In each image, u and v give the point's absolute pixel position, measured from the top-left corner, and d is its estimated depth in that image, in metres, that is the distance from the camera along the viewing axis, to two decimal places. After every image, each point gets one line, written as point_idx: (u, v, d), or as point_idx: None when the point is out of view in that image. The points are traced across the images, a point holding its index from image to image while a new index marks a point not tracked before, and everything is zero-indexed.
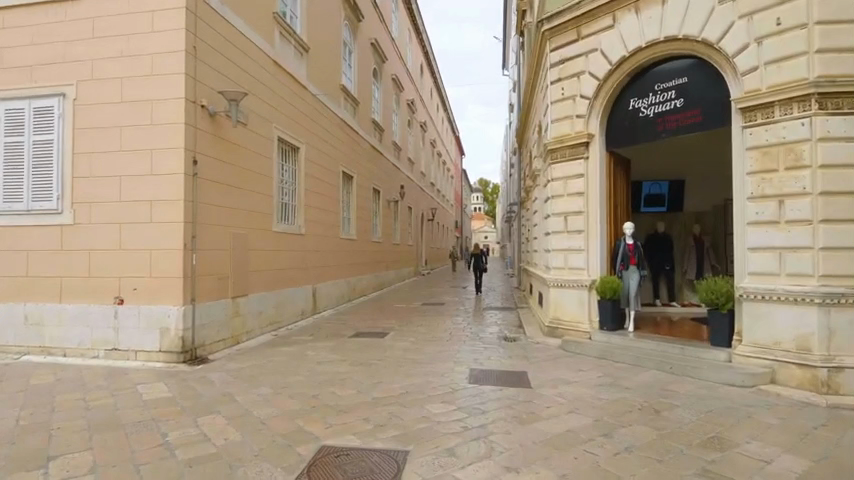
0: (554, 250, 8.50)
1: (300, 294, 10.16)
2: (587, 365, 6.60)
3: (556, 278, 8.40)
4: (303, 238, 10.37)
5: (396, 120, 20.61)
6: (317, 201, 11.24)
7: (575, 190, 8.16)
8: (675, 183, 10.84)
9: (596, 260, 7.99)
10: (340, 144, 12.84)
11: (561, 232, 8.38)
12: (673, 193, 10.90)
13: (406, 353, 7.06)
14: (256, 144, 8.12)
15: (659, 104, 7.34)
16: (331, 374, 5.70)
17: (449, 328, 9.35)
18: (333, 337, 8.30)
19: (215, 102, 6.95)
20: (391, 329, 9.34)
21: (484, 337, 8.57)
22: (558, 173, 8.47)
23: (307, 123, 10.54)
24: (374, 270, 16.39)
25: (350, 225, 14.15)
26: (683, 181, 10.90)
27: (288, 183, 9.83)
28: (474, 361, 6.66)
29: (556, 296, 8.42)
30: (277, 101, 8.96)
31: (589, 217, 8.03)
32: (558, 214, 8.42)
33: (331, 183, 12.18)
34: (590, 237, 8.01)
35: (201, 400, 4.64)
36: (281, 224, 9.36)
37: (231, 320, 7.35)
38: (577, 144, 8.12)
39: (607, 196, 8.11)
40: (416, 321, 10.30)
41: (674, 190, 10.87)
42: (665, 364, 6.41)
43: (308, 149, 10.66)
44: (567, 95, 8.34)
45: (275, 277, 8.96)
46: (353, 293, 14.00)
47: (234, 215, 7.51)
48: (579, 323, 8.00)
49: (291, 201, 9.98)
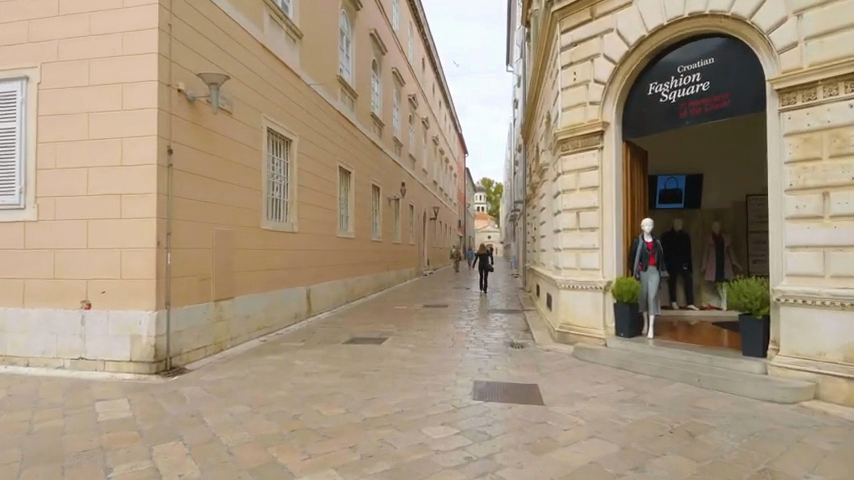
0: (565, 249, 7.84)
1: (292, 296, 9.54)
2: (604, 376, 5.96)
3: (567, 280, 7.75)
4: (296, 237, 9.75)
5: (397, 115, 19.97)
6: (312, 198, 10.62)
7: (588, 184, 7.50)
8: (693, 178, 10.26)
9: (611, 260, 7.31)
10: (337, 138, 12.21)
11: (572, 229, 7.72)
12: (691, 188, 10.28)
13: (404, 362, 6.43)
14: (242, 134, 7.49)
15: (682, 88, 6.72)
16: (318, 388, 5.07)
17: (451, 333, 8.70)
18: (326, 343, 7.68)
19: (195, 86, 6.33)
20: (389, 334, 8.71)
21: (489, 343, 7.93)
22: (568, 166, 7.80)
23: (301, 114, 9.92)
24: (373, 271, 15.77)
25: (348, 223, 13.52)
26: (701, 176, 10.29)
27: (279, 178, 9.20)
28: (479, 371, 6.03)
29: (567, 299, 7.76)
30: (267, 89, 8.35)
31: (603, 212, 7.36)
32: (570, 209, 7.76)
33: (327, 179, 11.54)
34: (605, 234, 7.34)
35: (164, 421, 4.01)
36: (270, 220, 8.71)
37: (213, 325, 6.74)
38: (590, 133, 7.46)
39: (624, 190, 7.43)
40: (416, 325, 9.66)
41: (692, 185, 10.27)
42: (693, 376, 5.75)
43: (302, 141, 10.03)
44: (580, 81, 7.70)
45: (264, 278, 8.34)
46: (351, 294, 13.38)
47: (215, 210, 6.88)
48: (593, 328, 7.34)
49: (282, 197, 9.36)
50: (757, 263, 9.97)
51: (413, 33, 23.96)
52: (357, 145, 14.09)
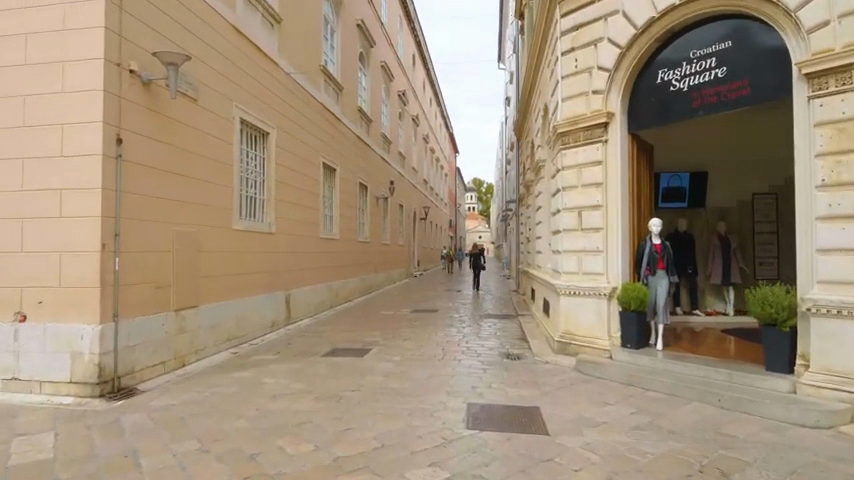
0: (565, 252, 7.18)
1: (268, 302, 8.81)
2: (612, 396, 5.30)
3: (567, 285, 7.09)
4: (273, 238, 9.04)
5: (385, 110, 19.29)
6: (292, 196, 9.90)
7: (590, 181, 6.85)
8: (696, 176, 9.67)
9: (617, 263, 6.66)
10: (320, 132, 11.51)
11: (574, 230, 7.05)
12: (696, 186, 9.68)
13: (387, 379, 5.74)
14: (206, 125, 6.79)
15: (695, 75, 6.09)
16: (286, 416, 4.37)
17: (441, 343, 8.04)
18: (302, 356, 6.97)
19: (150, 67, 5.65)
20: (373, 344, 8.02)
21: (481, 354, 7.28)
22: (569, 161, 7.14)
23: (279, 104, 9.21)
24: (359, 274, 15.05)
25: (332, 223, 12.81)
26: (705, 174, 9.68)
27: (253, 172, 8.47)
28: (472, 391, 5.36)
29: (567, 307, 7.10)
30: (238, 75, 7.66)
31: (608, 211, 6.71)
32: (570, 208, 7.10)
33: (309, 176, 10.83)
34: (609, 236, 6.69)
35: (91, 467, 3.30)
36: (243, 220, 8.01)
37: (171, 338, 6.03)
38: (593, 125, 6.80)
39: (630, 188, 6.79)
40: (403, 333, 8.99)
41: (697, 183, 9.67)
42: (712, 396, 5.10)
43: (280, 135, 9.32)
44: (582, 68, 7.05)
45: (234, 284, 7.64)
46: (335, 299, 12.67)
47: (175, 208, 6.15)
48: (596, 338, 6.69)
49: (258, 194, 8.65)
50: (763, 265, 9.40)
51: (403, 26, 23.24)
52: (342, 141, 13.37)
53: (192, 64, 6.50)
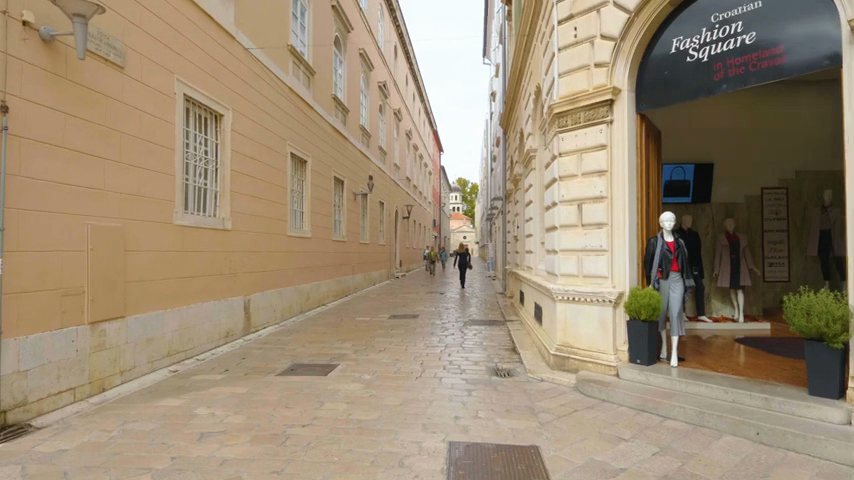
0: (562, 252, 6.20)
1: (220, 310, 7.87)
2: (624, 429, 4.33)
3: (564, 291, 6.09)
4: (226, 235, 8.13)
5: (364, 101, 18.27)
6: (248, 187, 8.88)
7: (593, 168, 5.86)
8: (701, 167, 8.57)
9: (623, 265, 5.68)
10: (285, 119, 10.49)
11: (573, 226, 6.06)
12: (700, 179, 8.60)
13: (351, 408, 4.73)
14: (131, 97, 5.99)
15: (717, 43, 5.15)
16: (208, 470, 3.34)
17: (420, 356, 7.05)
18: (252, 378, 5.89)
19: (53, 22, 4.85)
20: (341, 358, 7.00)
21: (465, 371, 6.30)
22: (567, 145, 6.15)
23: (232, 79, 8.34)
24: (334, 276, 14.00)
25: (302, 220, 11.78)
26: (711, 165, 8.59)
27: (199, 160, 7.54)
28: (453, 423, 4.34)
29: (565, 316, 6.09)
30: (174, 39, 6.80)
31: (613, 204, 5.73)
32: (569, 201, 6.12)
33: (271, 166, 9.80)
34: (614, 233, 5.71)
35: None
36: (190, 214, 7.23)
37: (86, 359, 5.23)
38: (596, 103, 5.81)
39: (638, 177, 5.82)
40: (377, 343, 7.99)
41: (702, 176, 8.58)
42: (749, 427, 4.11)
43: (235, 117, 8.48)
44: (582, 38, 6.06)
45: (175, 288, 6.81)
46: (306, 302, 11.62)
47: (101, 199, 5.51)
48: (597, 353, 5.70)
49: (209, 185, 7.81)
50: (772, 267, 8.50)
51: (384, 15, 22.21)
52: (313, 131, 12.33)
53: (107, 18, 5.63)
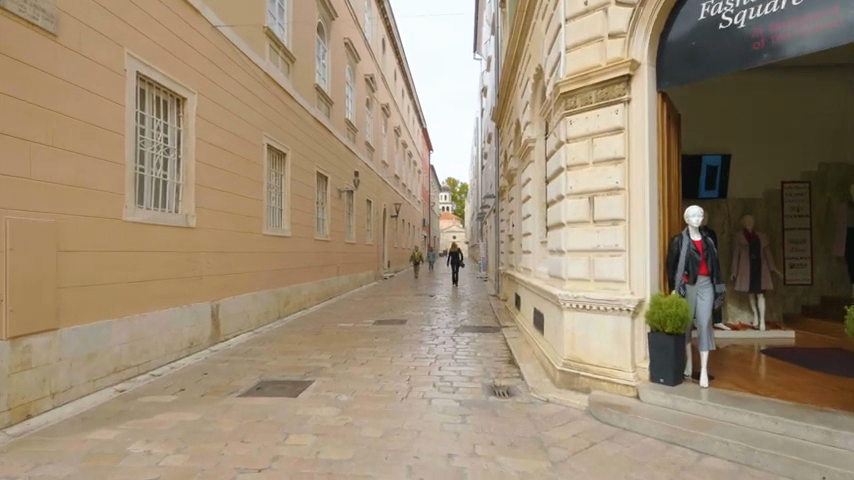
0: (570, 252, 5.39)
1: (182, 318, 6.96)
2: (657, 470, 3.52)
3: (572, 297, 5.27)
4: (189, 233, 7.20)
5: (350, 94, 17.39)
6: (217, 180, 7.98)
7: (606, 155, 5.05)
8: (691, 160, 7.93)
9: (643, 267, 4.86)
10: (259, 107, 9.59)
11: (583, 222, 5.25)
12: (708, 172, 7.91)
13: (322, 443, 3.88)
14: (66, 70, 5.09)
15: (757, 6, 4.34)
16: None
17: (406, 370, 6.21)
18: (209, 402, 4.99)
19: None
20: (316, 373, 6.14)
21: (458, 390, 5.47)
22: (575, 130, 5.33)
23: (195, 58, 7.41)
24: (317, 277, 13.09)
25: (280, 217, 10.89)
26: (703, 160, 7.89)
27: (157, 148, 6.64)
28: (445, 466, 3.50)
29: (573, 327, 5.28)
30: (121, 7, 5.89)
31: (631, 197, 4.93)
32: (578, 194, 5.30)
33: (242, 158, 8.90)
34: (632, 230, 4.91)
35: None
36: (144, 209, 6.31)
37: (4, 381, 4.33)
38: (611, 80, 5.01)
39: (659, 167, 5.02)
40: (359, 354, 7.13)
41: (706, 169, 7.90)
42: (813, 471, 3.33)
43: (201, 102, 7.59)
44: (593, 6, 5.25)
45: (125, 294, 5.90)
46: (284, 307, 10.74)
47: (21, 190, 4.58)
48: (613, 370, 4.89)
49: (168, 177, 6.87)
50: (794, 269, 7.75)
51: (371, 6, 21.35)
52: (293, 122, 11.43)
53: None
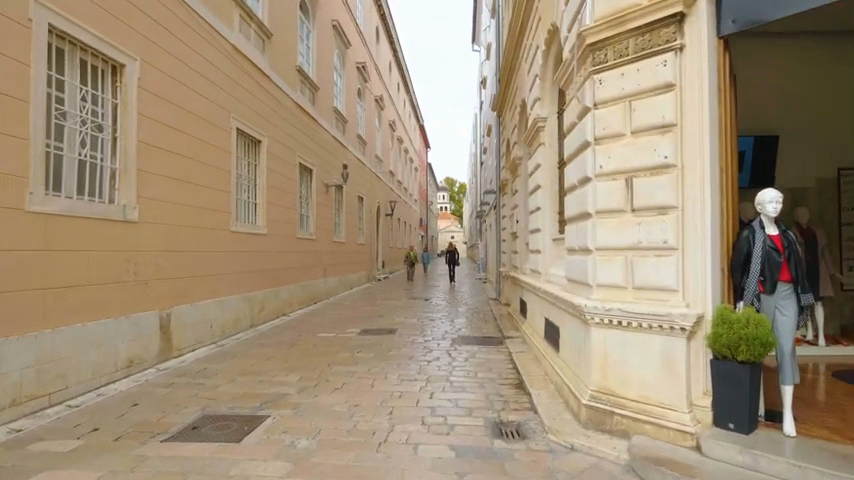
0: (599, 250, 4.14)
1: (117, 332, 5.67)
2: None
3: (603, 311, 4.00)
4: (129, 229, 5.93)
5: (339, 82, 16.13)
6: (167, 166, 6.68)
7: (652, 122, 3.80)
8: None
9: (703, 271, 3.60)
10: (225, 84, 8.31)
11: (619, 211, 4.00)
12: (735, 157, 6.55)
13: None
14: None
15: None
16: None
17: (390, 400, 4.94)
18: (118, 451, 3.71)
19: None
20: (276, 403, 4.87)
21: (456, 429, 4.21)
22: (607, 91, 4.07)
23: (137, 16, 6.12)
24: (298, 279, 11.79)
25: (253, 213, 9.62)
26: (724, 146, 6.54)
27: (82, 124, 5.35)
28: None
29: (605, 349, 4.02)
30: None
31: (686, 176, 3.68)
32: (612, 175, 4.05)
33: (203, 142, 7.61)
34: (687, 221, 3.67)
35: None
36: (62, 198, 5.03)
37: None
38: (658, 23, 3.77)
39: (723, 136, 3.76)
40: (334, 376, 5.85)
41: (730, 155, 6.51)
42: None
43: (147, 71, 6.30)
44: None
45: (30, 304, 4.63)
46: (259, 314, 9.48)
47: None
48: (661, 410, 3.66)
49: (99, 159, 5.58)
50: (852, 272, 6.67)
51: None
52: (270, 106, 10.16)
53: None
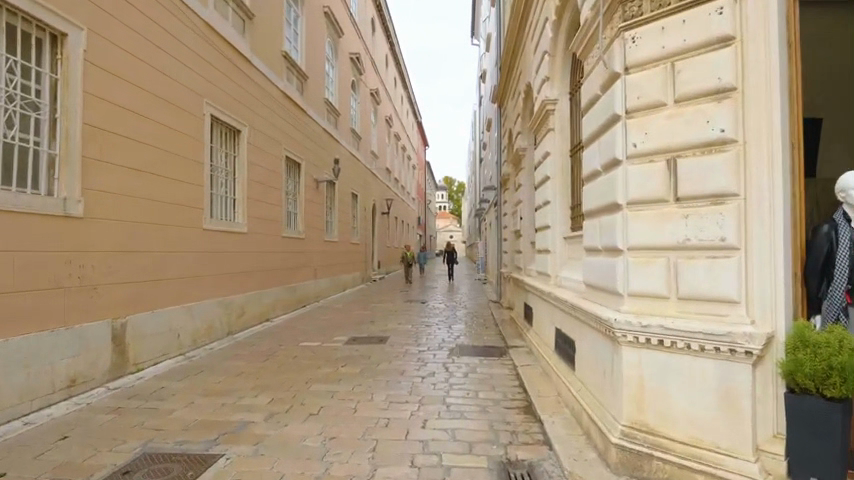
0: (632, 250, 3.30)
1: (56, 348, 4.82)
2: None
3: (637, 327, 3.15)
4: (71, 226, 5.08)
5: (332, 72, 15.27)
6: (123, 154, 5.84)
7: (704, 87, 2.98)
8: None
9: (775, 279, 2.77)
10: (197, 65, 7.44)
11: (659, 200, 3.17)
12: None
13: None
14: None
15: None
16: None
17: (373, 431, 4.10)
18: None
19: None
20: (235, 436, 4.03)
21: (453, 473, 3.37)
22: (643, 51, 3.25)
23: None
24: (285, 281, 10.94)
25: (232, 209, 8.78)
26: None
27: (8, 101, 4.52)
28: None
29: (640, 375, 3.18)
30: None
31: (751, 155, 2.86)
32: (649, 156, 3.22)
33: (169, 128, 6.75)
34: (752, 213, 2.84)
35: None
36: None
37: None
38: None
39: (795, 104, 2.94)
40: (311, 397, 5.01)
41: None
42: None
43: (96, 43, 5.44)
44: None
45: None
46: (238, 320, 8.64)
47: None
48: (718, 457, 2.83)
49: (31, 143, 4.73)
50: None
51: None
52: (251, 92, 9.31)
53: None
